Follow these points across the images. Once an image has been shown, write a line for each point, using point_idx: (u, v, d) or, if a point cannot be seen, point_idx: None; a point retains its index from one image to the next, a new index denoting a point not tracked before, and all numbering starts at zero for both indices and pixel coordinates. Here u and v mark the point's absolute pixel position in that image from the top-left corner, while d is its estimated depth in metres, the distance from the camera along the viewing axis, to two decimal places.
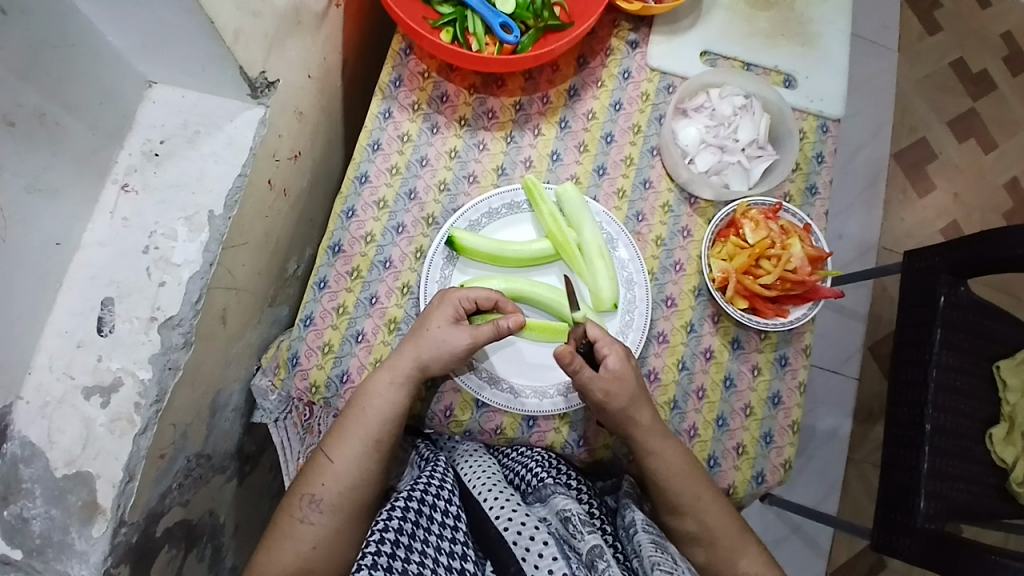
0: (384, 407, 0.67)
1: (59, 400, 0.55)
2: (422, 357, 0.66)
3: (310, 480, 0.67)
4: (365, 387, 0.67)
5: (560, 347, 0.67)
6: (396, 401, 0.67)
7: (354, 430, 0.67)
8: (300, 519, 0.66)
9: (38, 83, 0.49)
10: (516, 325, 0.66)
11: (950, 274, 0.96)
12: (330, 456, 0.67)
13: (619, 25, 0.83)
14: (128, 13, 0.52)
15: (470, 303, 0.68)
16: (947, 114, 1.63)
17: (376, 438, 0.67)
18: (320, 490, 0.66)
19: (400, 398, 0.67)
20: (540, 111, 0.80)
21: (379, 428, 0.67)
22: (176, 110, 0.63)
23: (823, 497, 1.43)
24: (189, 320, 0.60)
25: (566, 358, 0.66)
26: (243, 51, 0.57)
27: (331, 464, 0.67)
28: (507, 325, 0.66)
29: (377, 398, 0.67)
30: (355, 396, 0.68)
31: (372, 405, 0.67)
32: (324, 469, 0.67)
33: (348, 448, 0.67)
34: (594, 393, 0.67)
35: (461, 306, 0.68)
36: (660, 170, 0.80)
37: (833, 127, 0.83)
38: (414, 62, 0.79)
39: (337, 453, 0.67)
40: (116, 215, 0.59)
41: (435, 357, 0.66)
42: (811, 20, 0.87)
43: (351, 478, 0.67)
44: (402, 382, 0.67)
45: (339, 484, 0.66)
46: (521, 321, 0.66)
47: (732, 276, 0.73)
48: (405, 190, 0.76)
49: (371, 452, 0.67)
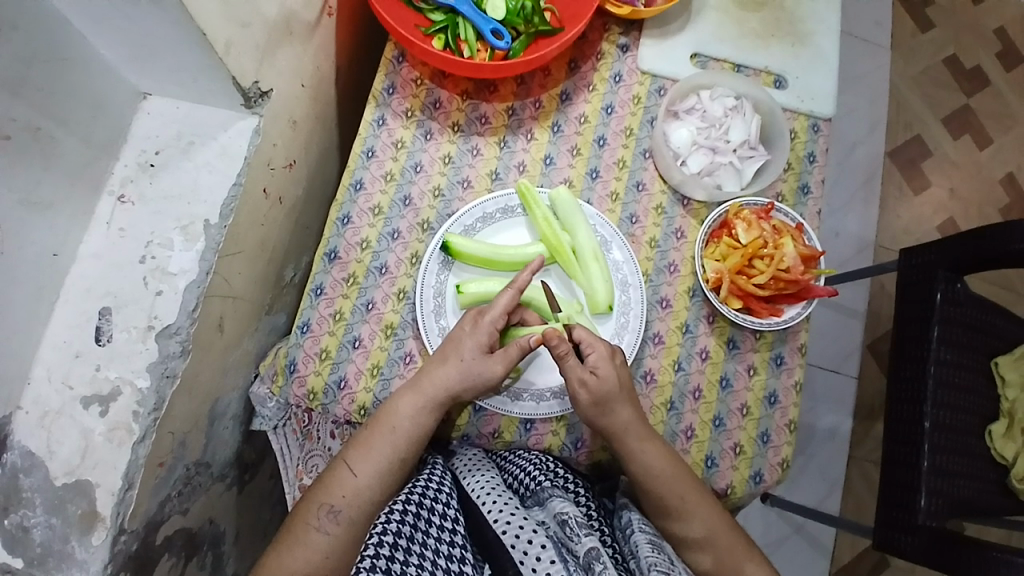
0: (411, 427, 0.68)
1: (57, 410, 0.56)
2: (434, 381, 0.68)
3: (330, 491, 0.66)
4: (392, 408, 0.68)
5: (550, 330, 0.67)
6: (419, 420, 0.68)
7: (379, 449, 0.67)
8: (315, 527, 0.65)
9: (31, 97, 0.50)
10: (537, 342, 0.68)
11: (946, 271, 0.97)
12: (353, 470, 0.67)
13: (610, 29, 0.83)
14: (119, 27, 0.53)
15: (502, 323, 0.69)
16: (942, 110, 1.64)
17: (402, 458, 0.68)
18: (340, 501, 0.66)
19: (419, 416, 0.68)
20: (533, 116, 0.80)
21: (406, 448, 0.68)
22: (170, 121, 0.64)
23: (825, 496, 1.43)
24: (186, 328, 0.61)
25: (555, 341, 0.66)
26: (235, 62, 0.58)
27: (354, 479, 0.67)
28: (529, 342, 0.68)
29: (407, 418, 0.68)
30: (380, 415, 0.68)
31: (401, 425, 0.68)
32: (345, 482, 0.67)
33: (373, 465, 0.67)
34: (571, 381, 0.68)
35: (494, 332, 0.69)
36: (653, 172, 0.80)
37: (825, 127, 0.84)
38: (407, 69, 0.80)
39: (362, 468, 0.67)
40: (112, 225, 0.60)
41: (466, 386, 0.68)
42: (801, 20, 0.87)
43: (373, 494, 0.67)
44: (412, 398, 0.68)
45: (360, 498, 0.67)
46: (540, 337, 0.68)
47: (725, 277, 0.74)
48: (400, 196, 0.76)
49: (394, 470, 0.68)
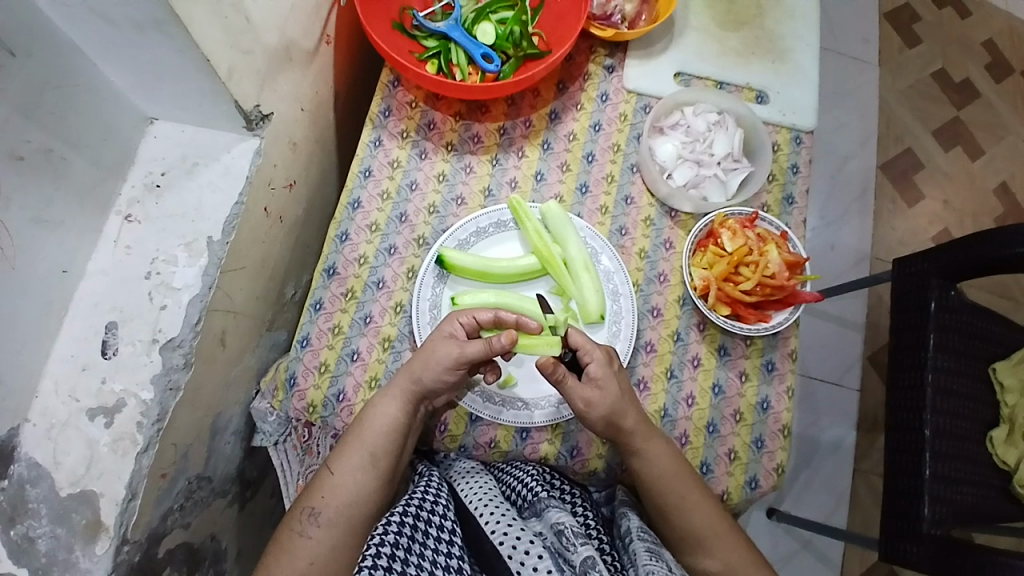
0: (379, 423, 0.68)
1: (64, 422, 0.57)
2: (417, 379, 0.68)
3: (312, 494, 0.68)
4: (371, 410, 0.69)
5: (543, 358, 0.67)
6: (390, 422, 0.68)
7: (356, 446, 0.68)
8: (299, 532, 0.66)
9: (42, 120, 0.53)
10: (509, 343, 0.66)
11: (940, 279, 0.98)
12: (331, 469, 0.68)
13: (595, 51, 0.87)
14: (127, 54, 0.56)
15: (469, 321, 0.70)
16: (932, 123, 1.68)
17: (373, 452, 0.68)
18: (320, 503, 0.67)
19: (394, 412, 0.68)
20: (523, 134, 0.83)
21: (377, 444, 0.68)
22: (175, 144, 0.67)
23: (832, 510, 1.42)
24: (189, 341, 0.63)
25: (549, 367, 0.66)
26: (237, 87, 0.61)
27: (331, 477, 0.68)
28: (501, 342, 0.66)
29: (373, 415, 0.68)
30: (361, 415, 0.70)
31: (368, 421, 0.68)
32: (325, 482, 0.68)
33: (347, 463, 0.68)
34: (574, 402, 0.68)
35: (463, 329, 0.70)
36: (641, 186, 0.83)
37: (807, 139, 0.86)
38: (402, 93, 0.83)
39: (338, 466, 0.68)
40: (118, 243, 0.63)
41: (425, 371, 0.68)
42: (781, 37, 0.91)
43: (349, 492, 0.67)
44: (394, 399, 0.68)
45: (338, 497, 0.67)
46: (513, 337, 0.66)
47: (712, 284, 0.76)
48: (396, 214, 0.79)
49: (368, 466, 0.68)
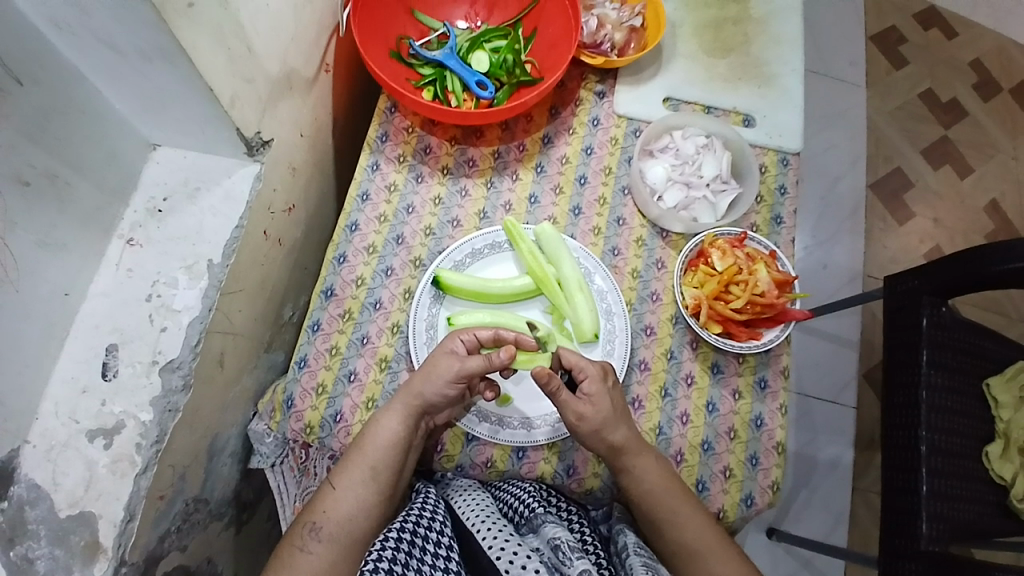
0: (378, 438, 0.69)
1: (64, 444, 0.58)
2: (416, 393, 0.69)
3: (313, 509, 0.68)
4: (373, 424, 0.70)
5: (539, 367, 0.67)
6: (389, 436, 0.69)
7: (356, 461, 0.68)
8: (300, 547, 0.66)
9: (48, 145, 0.54)
10: (509, 357, 0.68)
11: (931, 296, 1.00)
12: (333, 484, 0.69)
13: (587, 77, 0.90)
14: (132, 82, 0.58)
15: (470, 339, 0.71)
16: (920, 142, 1.71)
17: (374, 467, 0.68)
18: (321, 518, 0.67)
19: (395, 427, 0.69)
20: (517, 158, 0.86)
21: (377, 458, 0.68)
22: (177, 169, 0.69)
23: (832, 530, 1.42)
24: (188, 362, 0.64)
25: (545, 379, 0.66)
26: (239, 113, 0.63)
27: (333, 492, 0.68)
28: (500, 358, 0.68)
29: (375, 432, 0.69)
30: (364, 430, 0.70)
31: (370, 435, 0.69)
32: (326, 497, 0.68)
33: (349, 478, 0.68)
34: (568, 416, 0.69)
35: (465, 345, 0.71)
36: (632, 208, 0.85)
37: (793, 160, 0.89)
38: (399, 118, 0.86)
39: (340, 481, 0.68)
40: (120, 266, 0.64)
41: (427, 386, 0.69)
42: (767, 63, 0.94)
43: (350, 507, 0.68)
44: (395, 414, 0.69)
45: (339, 512, 0.67)
46: (514, 352, 0.68)
47: (703, 303, 0.77)
48: (392, 236, 0.80)
49: (368, 481, 0.68)
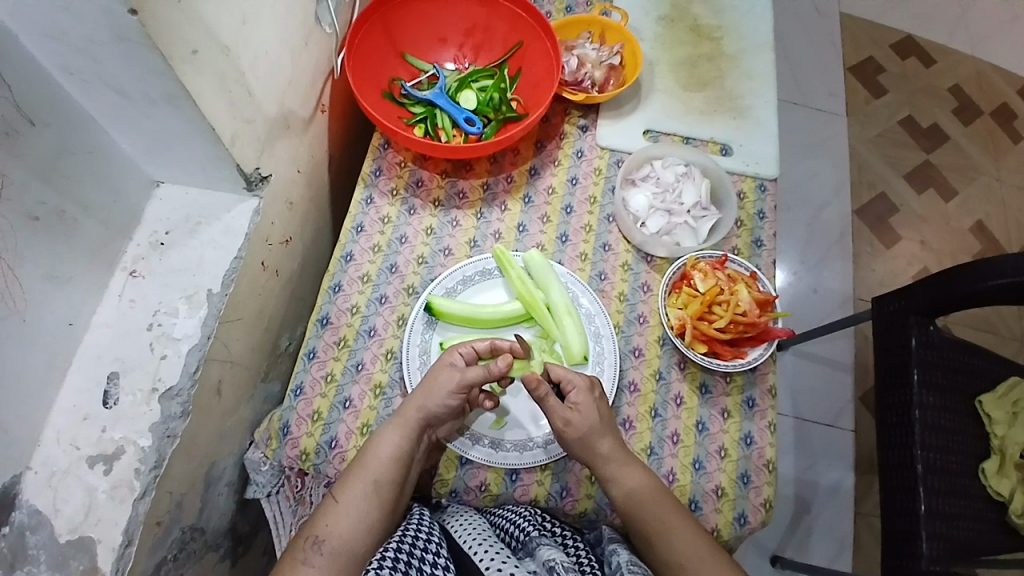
0: (383, 451, 0.70)
1: (64, 470, 0.59)
2: (415, 407, 0.71)
3: (315, 523, 0.68)
4: (374, 440, 0.71)
5: (527, 373, 0.71)
6: (387, 448, 0.70)
7: (360, 475, 0.69)
8: (301, 561, 0.65)
9: (58, 183, 0.58)
10: (506, 365, 0.72)
11: (918, 315, 1.03)
12: (336, 498, 0.69)
13: (570, 113, 0.95)
14: (139, 125, 0.62)
15: (469, 352, 0.74)
16: (902, 168, 1.77)
17: (377, 481, 0.69)
18: (324, 531, 0.67)
19: (399, 441, 0.70)
20: (505, 189, 0.89)
21: (382, 471, 0.70)
22: (179, 205, 0.72)
23: (837, 557, 1.40)
24: (187, 390, 0.66)
25: (534, 383, 0.71)
26: (239, 151, 0.67)
27: (336, 505, 0.69)
28: (497, 365, 0.72)
29: (375, 446, 0.71)
30: (365, 445, 0.72)
31: (372, 450, 0.71)
32: (329, 511, 0.68)
33: (353, 491, 0.69)
34: (555, 422, 0.72)
35: (465, 359, 0.73)
36: (617, 234, 0.88)
37: (771, 186, 0.93)
38: (392, 154, 0.90)
39: (343, 494, 0.69)
40: (123, 297, 0.66)
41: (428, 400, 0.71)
42: (742, 95, 0.99)
43: (354, 520, 0.68)
44: (398, 427, 0.71)
45: (343, 524, 0.67)
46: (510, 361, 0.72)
47: (687, 324, 0.79)
48: (386, 265, 0.83)
49: (371, 496, 0.69)
